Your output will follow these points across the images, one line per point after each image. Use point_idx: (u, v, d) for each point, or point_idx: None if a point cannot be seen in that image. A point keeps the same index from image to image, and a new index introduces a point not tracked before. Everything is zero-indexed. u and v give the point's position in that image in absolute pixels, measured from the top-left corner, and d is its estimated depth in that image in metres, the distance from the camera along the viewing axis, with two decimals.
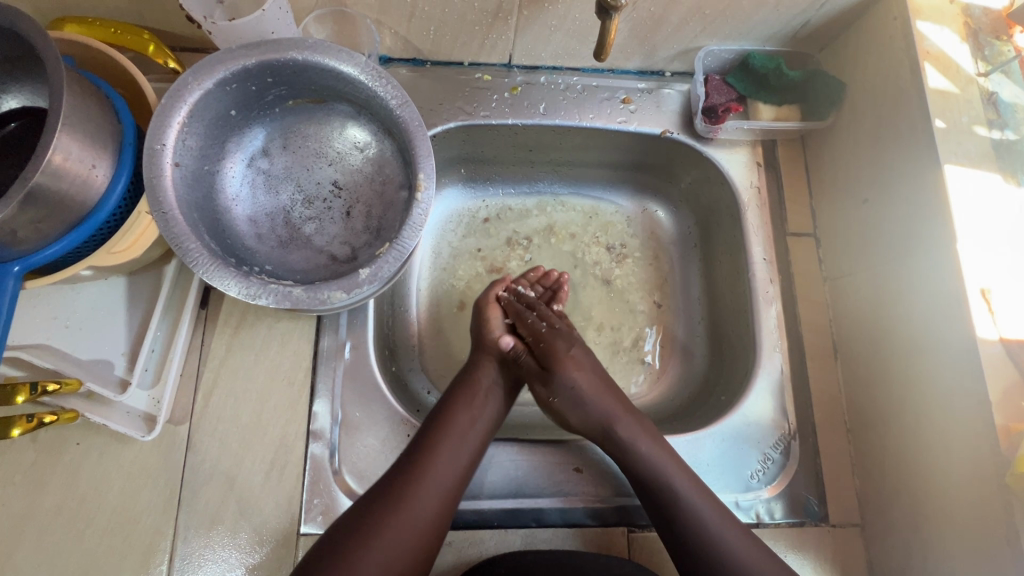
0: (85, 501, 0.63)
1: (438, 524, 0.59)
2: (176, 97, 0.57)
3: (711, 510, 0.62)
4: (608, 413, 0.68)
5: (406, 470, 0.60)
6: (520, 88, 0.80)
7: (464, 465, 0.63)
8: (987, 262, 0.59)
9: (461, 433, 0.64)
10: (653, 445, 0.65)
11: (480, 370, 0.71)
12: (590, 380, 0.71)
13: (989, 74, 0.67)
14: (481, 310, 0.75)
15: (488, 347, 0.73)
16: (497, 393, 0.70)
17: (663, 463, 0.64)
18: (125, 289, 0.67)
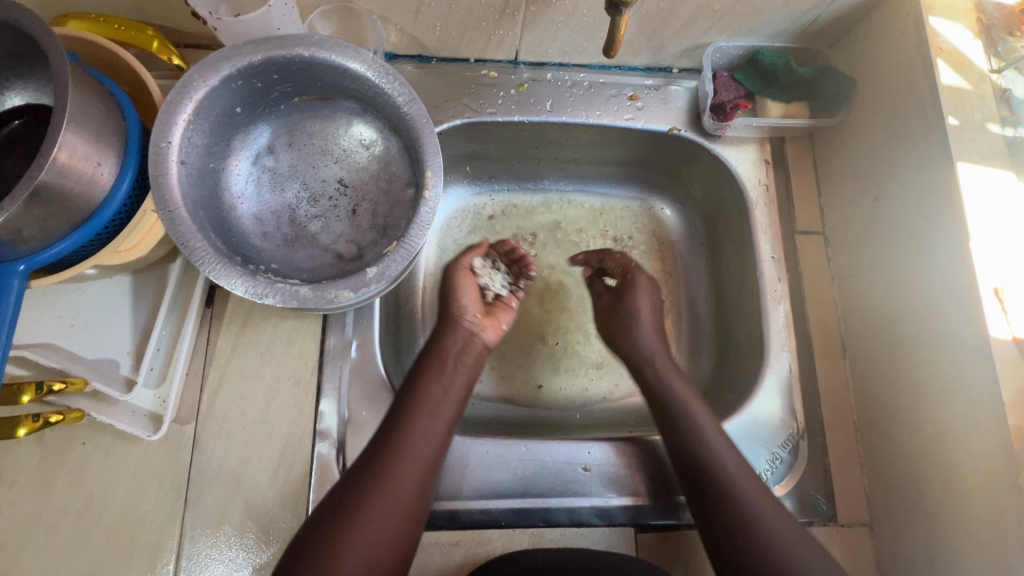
0: (91, 500, 0.62)
1: (419, 503, 0.57)
2: (181, 94, 0.56)
3: (734, 468, 0.60)
4: (656, 353, 0.72)
5: (381, 450, 0.57)
6: (526, 84, 0.79)
7: (440, 437, 0.60)
8: (999, 261, 0.58)
9: (433, 405, 0.61)
10: (688, 390, 0.68)
11: (447, 339, 0.68)
12: (650, 319, 0.74)
13: (1002, 71, 0.66)
14: (449, 276, 0.72)
15: (455, 315, 0.69)
16: (467, 361, 0.67)
17: (691, 405, 0.66)
18: (130, 288, 0.66)
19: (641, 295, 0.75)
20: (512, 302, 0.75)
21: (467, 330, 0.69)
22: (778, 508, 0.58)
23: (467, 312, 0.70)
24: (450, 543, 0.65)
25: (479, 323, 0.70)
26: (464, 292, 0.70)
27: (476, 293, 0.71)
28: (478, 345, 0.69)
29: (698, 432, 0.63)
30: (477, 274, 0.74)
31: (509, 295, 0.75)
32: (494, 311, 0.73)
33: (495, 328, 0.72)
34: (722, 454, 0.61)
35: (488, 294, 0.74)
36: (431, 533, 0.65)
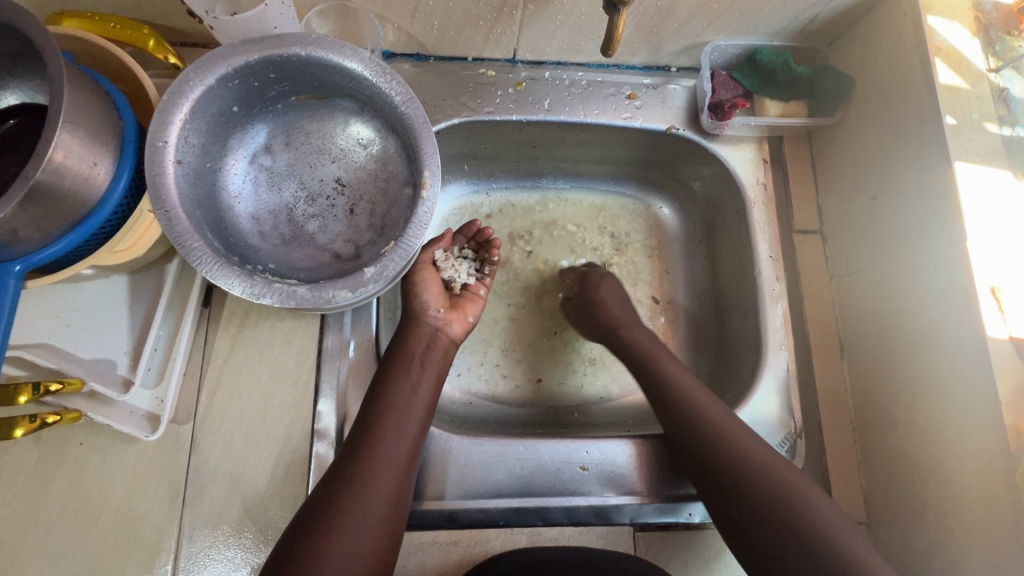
0: (88, 501, 0.62)
1: (397, 506, 0.56)
2: (177, 93, 0.56)
3: (732, 433, 0.61)
4: (622, 319, 0.77)
5: (354, 458, 0.57)
6: (524, 83, 0.79)
7: (413, 437, 0.60)
8: (997, 260, 0.58)
9: (403, 405, 0.61)
10: (656, 347, 0.73)
11: (412, 336, 0.67)
12: (616, 301, 0.79)
13: (1000, 70, 0.66)
14: (411, 274, 0.71)
15: (418, 312, 0.69)
16: (434, 357, 0.67)
17: (661, 360, 0.70)
18: (127, 288, 0.66)
19: (604, 283, 0.80)
20: (479, 290, 0.76)
21: (432, 326, 0.68)
22: (788, 466, 0.58)
23: (431, 308, 0.69)
24: (449, 542, 0.65)
25: (444, 317, 0.70)
26: (425, 288, 0.70)
27: (438, 287, 0.71)
28: (444, 340, 0.69)
29: (672, 384, 0.67)
30: (440, 267, 0.74)
31: (475, 284, 0.76)
32: (460, 304, 0.73)
33: (462, 320, 0.71)
34: (699, 398, 0.65)
35: (455, 288, 0.75)
36: (429, 533, 0.65)
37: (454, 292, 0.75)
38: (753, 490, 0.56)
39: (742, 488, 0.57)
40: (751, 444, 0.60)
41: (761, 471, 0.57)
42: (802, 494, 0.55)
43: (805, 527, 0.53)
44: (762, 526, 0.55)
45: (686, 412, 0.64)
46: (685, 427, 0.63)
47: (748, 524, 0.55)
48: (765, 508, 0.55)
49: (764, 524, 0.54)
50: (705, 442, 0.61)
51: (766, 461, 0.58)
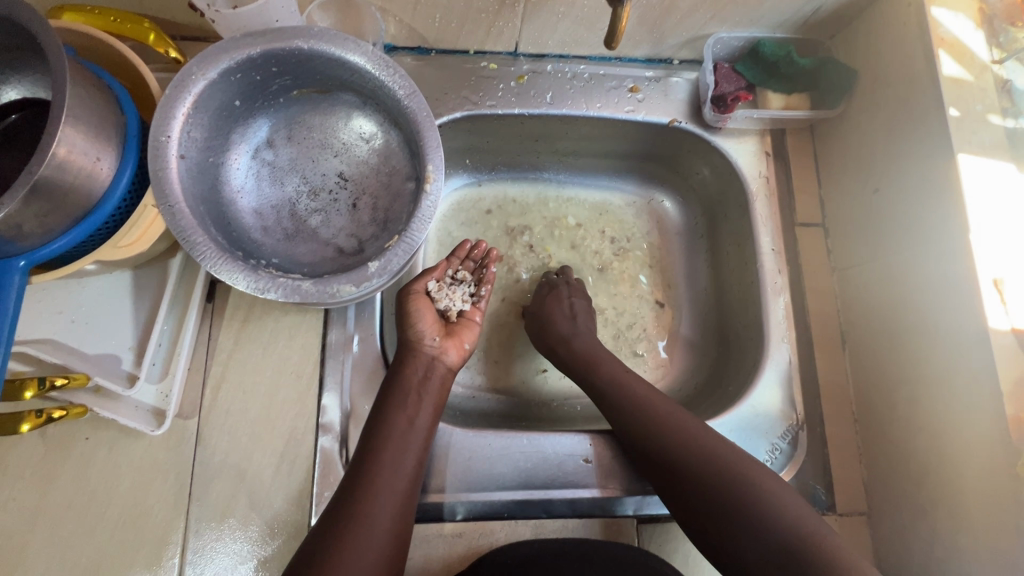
0: (95, 496, 0.62)
1: (396, 543, 0.54)
2: (180, 87, 0.56)
3: (708, 438, 0.59)
4: (567, 329, 0.75)
5: (353, 492, 0.54)
6: (526, 77, 0.79)
7: (412, 470, 0.58)
8: (999, 252, 0.59)
9: (400, 437, 0.59)
10: (601, 352, 0.73)
11: (408, 366, 0.64)
12: (564, 313, 0.77)
13: (1004, 61, 0.66)
14: (403, 304, 0.68)
15: (412, 342, 0.66)
16: (432, 387, 0.64)
17: (600, 362, 0.71)
18: (131, 283, 0.66)
19: (558, 296, 0.79)
20: (475, 316, 0.73)
21: (428, 355, 0.65)
22: (777, 480, 0.56)
23: (426, 337, 0.66)
24: (454, 534, 0.66)
25: (439, 345, 0.67)
26: (419, 319, 0.67)
27: (432, 316, 0.68)
28: (441, 368, 0.66)
29: (618, 387, 0.68)
30: (435, 296, 0.70)
31: (470, 309, 0.73)
32: (456, 331, 0.70)
33: (458, 348, 0.69)
34: (644, 397, 0.66)
35: (450, 315, 0.71)
36: (434, 525, 0.66)
37: (449, 320, 0.71)
38: (704, 480, 0.56)
39: (695, 480, 0.57)
40: (694, 432, 0.60)
41: (707, 458, 0.57)
42: (757, 479, 0.55)
43: (756, 509, 0.52)
44: (720, 510, 0.54)
45: (631, 414, 0.65)
46: (632, 429, 0.64)
47: (709, 510, 0.55)
48: (719, 492, 0.55)
49: (722, 509, 0.54)
50: (685, 453, 0.59)
51: (710, 449, 0.58)
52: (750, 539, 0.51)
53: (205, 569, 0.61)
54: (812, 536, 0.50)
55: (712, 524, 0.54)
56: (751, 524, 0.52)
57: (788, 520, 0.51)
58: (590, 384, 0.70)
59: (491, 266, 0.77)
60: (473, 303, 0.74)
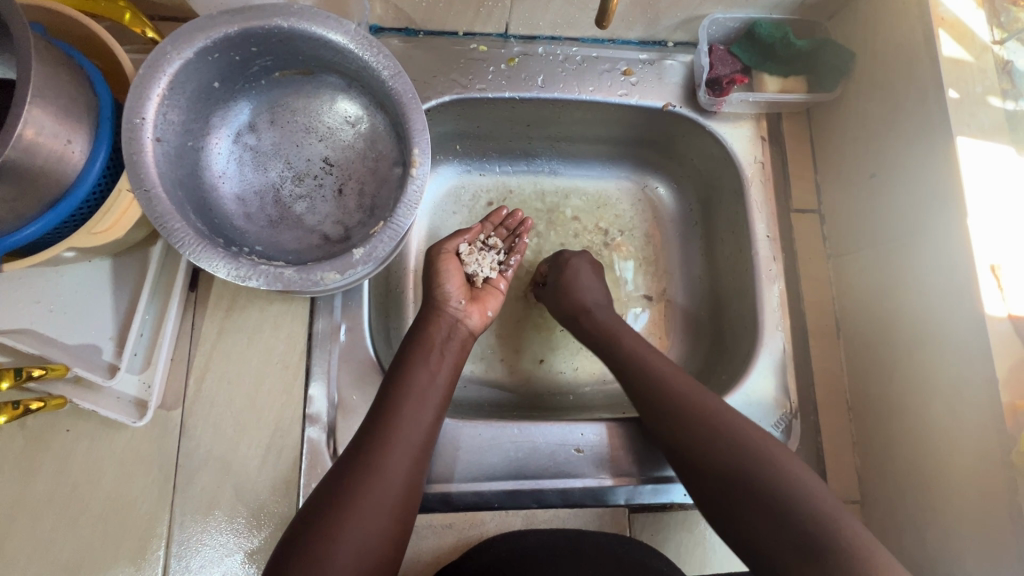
0: (77, 488, 0.61)
1: (408, 494, 0.55)
2: (154, 67, 0.54)
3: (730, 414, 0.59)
4: (586, 300, 0.74)
5: (370, 440, 0.55)
6: (517, 59, 0.76)
7: (430, 425, 0.58)
8: (997, 237, 0.57)
9: (421, 390, 0.59)
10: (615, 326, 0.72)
11: (432, 325, 0.66)
12: (585, 286, 0.76)
13: (1004, 42, 0.64)
14: (433, 263, 0.70)
15: (438, 301, 0.68)
16: (452, 347, 0.65)
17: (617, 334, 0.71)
18: (111, 272, 0.65)
19: (574, 268, 0.77)
20: (500, 284, 0.75)
21: (452, 315, 0.67)
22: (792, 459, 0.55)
23: (452, 298, 0.68)
24: (443, 525, 0.65)
25: (464, 308, 0.69)
26: (448, 278, 0.69)
27: (460, 277, 0.70)
28: (463, 331, 0.67)
29: (632, 357, 0.68)
30: (464, 260, 0.72)
31: (496, 277, 0.75)
32: (481, 297, 0.72)
33: (481, 313, 0.70)
34: (660, 368, 0.65)
35: (476, 280, 0.73)
36: (424, 516, 0.65)
37: (475, 285, 0.73)
38: (714, 453, 0.56)
39: (703, 447, 0.57)
40: (707, 403, 0.60)
41: (721, 430, 0.57)
42: (769, 453, 0.55)
43: (762, 472, 0.53)
44: (728, 480, 0.55)
45: (646, 382, 0.64)
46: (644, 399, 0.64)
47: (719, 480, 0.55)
48: (729, 465, 0.55)
49: (734, 483, 0.54)
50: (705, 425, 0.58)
51: (725, 420, 0.58)
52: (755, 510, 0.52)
53: (191, 562, 0.60)
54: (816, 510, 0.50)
55: (716, 492, 0.55)
56: (758, 502, 0.52)
57: (800, 498, 0.51)
58: (607, 352, 0.70)
59: (524, 236, 0.78)
60: (500, 271, 0.75)
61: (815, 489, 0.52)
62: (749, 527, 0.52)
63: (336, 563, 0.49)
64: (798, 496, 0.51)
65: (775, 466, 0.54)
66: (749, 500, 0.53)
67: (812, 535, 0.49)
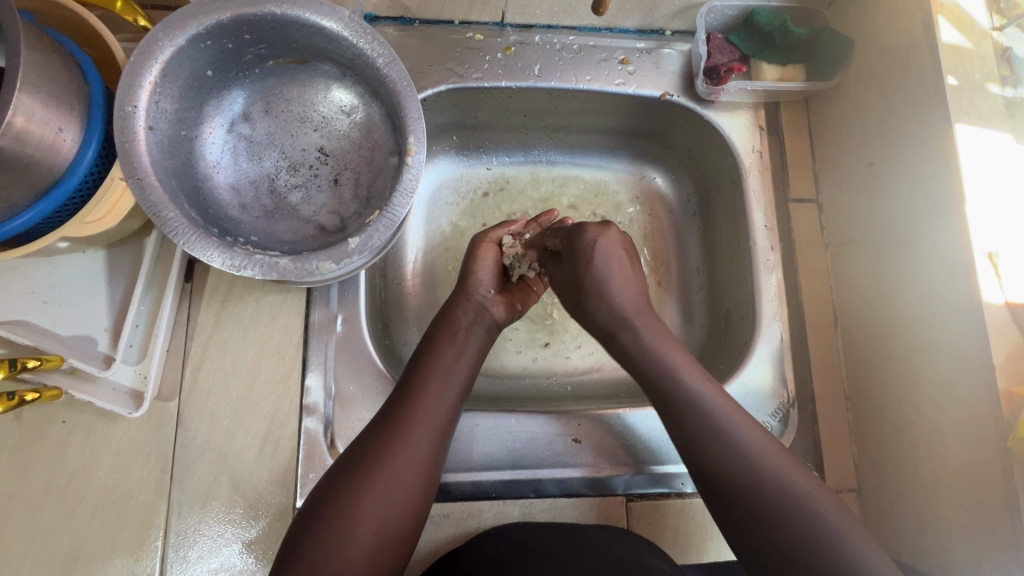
0: (74, 479, 0.61)
1: (430, 467, 0.55)
2: (146, 55, 0.53)
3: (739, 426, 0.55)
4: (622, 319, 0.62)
5: (396, 412, 0.56)
6: (513, 48, 0.76)
7: (454, 401, 0.59)
8: (994, 224, 0.57)
9: (446, 368, 0.60)
10: (669, 348, 0.60)
11: (459, 307, 0.67)
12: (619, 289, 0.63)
13: (1004, 28, 0.64)
14: (474, 249, 0.71)
15: (468, 285, 0.69)
16: (477, 331, 0.66)
17: (661, 346, 0.60)
18: (106, 262, 0.64)
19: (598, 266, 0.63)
20: (535, 286, 0.74)
21: (480, 302, 0.68)
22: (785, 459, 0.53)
23: (482, 286, 0.69)
24: (441, 515, 0.65)
25: (492, 299, 0.69)
26: (484, 267, 0.70)
27: (496, 269, 0.70)
28: (488, 318, 0.68)
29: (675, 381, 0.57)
30: (504, 251, 0.72)
31: (534, 278, 0.74)
32: (512, 291, 0.72)
33: (508, 306, 0.70)
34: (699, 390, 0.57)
35: (514, 275, 0.73)
36: None
37: (511, 279, 0.73)
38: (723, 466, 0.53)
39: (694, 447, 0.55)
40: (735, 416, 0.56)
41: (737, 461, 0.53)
42: (787, 482, 0.51)
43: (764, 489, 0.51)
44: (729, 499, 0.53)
45: (684, 409, 0.56)
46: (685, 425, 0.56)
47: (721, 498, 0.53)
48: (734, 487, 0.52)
49: (734, 506, 0.52)
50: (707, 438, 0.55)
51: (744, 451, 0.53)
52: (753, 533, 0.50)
53: (189, 552, 0.61)
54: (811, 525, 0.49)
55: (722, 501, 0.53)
56: (746, 518, 0.51)
57: (795, 522, 0.49)
58: (657, 377, 0.59)
59: None
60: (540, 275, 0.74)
61: (819, 505, 0.51)
62: (745, 543, 0.51)
63: (357, 532, 0.49)
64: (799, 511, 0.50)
65: (782, 491, 0.51)
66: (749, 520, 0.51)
67: (791, 554, 0.48)
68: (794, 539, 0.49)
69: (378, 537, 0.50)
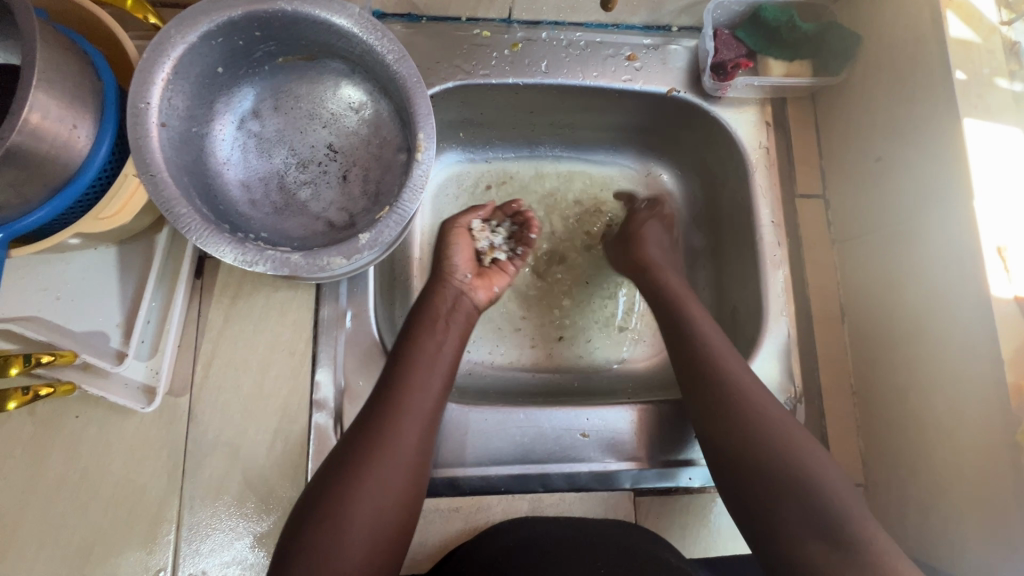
0: (87, 474, 0.62)
1: (422, 460, 0.55)
2: (158, 52, 0.54)
3: (762, 399, 0.59)
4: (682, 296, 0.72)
5: (381, 407, 0.56)
6: (520, 44, 0.76)
7: (439, 392, 0.59)
8: (1002, 219, 0.57)
9: (428, 359, 0.60)
10: (694, 310, 0.68)
11: (438, 295, 0.66)
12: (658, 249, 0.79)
13: (1012, 23, 0.64)
14: (444, 236, 0.72)
15: (444, 272, 0.69)
16: (457, 318, 0.66)
17: (686, 305, 0.70)
18: (117, 259, 0.65)
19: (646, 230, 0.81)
20: (508, 268, 0.73)
21: (456, 287, 0.68)
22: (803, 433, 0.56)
23: (458, 271, 0.69)
24: (451, 509, 0.65)
25: (469, 283, 0.69)
26: (455, 251, 0.70)
27: (469, 253, 0.71)
28: (468, 303, 0.68)
29: (701, 341, 0.64)
30: (475, 236, 0.73)
31: (505, 260, 0.74)
32: (487, 274, 0.72)
33: (486, 289, 0.70)
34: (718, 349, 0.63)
35: (485, 258, 0.73)
36: (431, 501, 0.65)
37: (483, 263, 0.73)
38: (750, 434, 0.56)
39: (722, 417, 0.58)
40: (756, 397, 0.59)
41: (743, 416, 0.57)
42: (792, 436, 0.56)
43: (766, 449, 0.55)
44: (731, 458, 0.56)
45: (705, 368, 0.62)
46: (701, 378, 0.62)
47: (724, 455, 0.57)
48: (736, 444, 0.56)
49: (746, 465, 0.55)
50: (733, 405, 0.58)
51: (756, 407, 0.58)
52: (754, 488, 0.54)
53: (201, 546, 0.61)
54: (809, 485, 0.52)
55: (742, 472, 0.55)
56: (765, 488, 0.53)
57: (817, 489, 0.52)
58: (682, 333, 0.66)
59: (532, 231, 0.75)
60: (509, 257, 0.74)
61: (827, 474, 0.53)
62: (745, 502, 0.55)
63: (354, 530, 0.49)
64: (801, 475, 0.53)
65: (791, 456, 0.54)
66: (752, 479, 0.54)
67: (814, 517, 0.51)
68: (813, 506, 0.51)
69: (374, 534, 0.50)
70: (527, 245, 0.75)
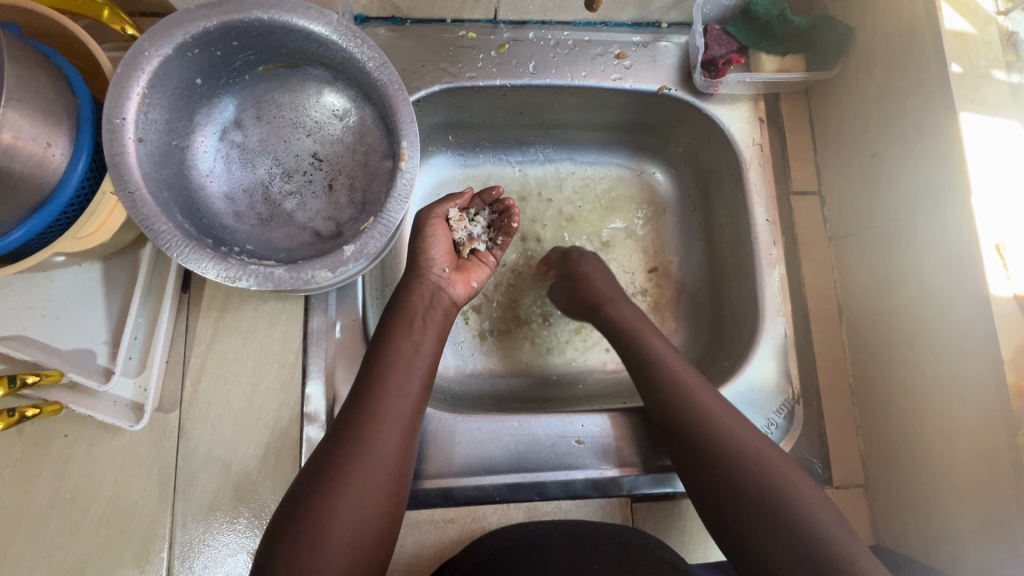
0: (77, 493, 0.61)
1: (402, 468, 0.54)
2: (132, 66, 0.53)
3: (731, 420, 0.58)
4: (638, 327, 0.69)
5: (358, 416, 0.54)
6: (507, 45, 0.75)
7: (417, 396, 0.57)
8: (1002, 215, 0.56)
9: (405, 362, 0.58)
10: (659, 346, 0.66)
11: (415, 293, 0.64)
12: (599, 274, 0.76)
13: (1009, 13, 0.62)
14: (421, 229, 0.68)
15: (420, 267, 0.65)
16: (435, 316, 0.64)
17: (647, 340, 0.67)
18: (102, 275, 0.64)
19: (582, 262, 0.76)
20: (486, 259, 0.72)
21: (434, 283, 0.65)
22: (789, 466, 0.56)
23: (434, 265, 0.66)
24: (445, 520, 0.65)
25: (447, 278, 0.67)
26: (433, 244, 0.67)
27: (446, 245, 0.68)
28: (446, 300, 0.66)
29: (663, 371, 0.63)
30: (452, 227, 0.70)
31: (483, 252, 0.72)
32: (466, 267, 0.70)
33: (465, 284, 0.68)
34: (683, 377, 0.62)
35: (463, 249, 0.71)
36: (426, 511, 0.65)
37: (462, 254, 0.71)
38: (731, 468, 0.55)
39: (706, 450, 0.56)
40: (731, 427, 0.57)
41: (724, 442, 0.56)
42: (772, 471, 0.55)
43: (740, 470, 0.55)
44: (707, 487, 0.56)
45: (676, 402, 0.60)
46: (673, 410, 0.60)
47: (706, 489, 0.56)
48: (715, 471, 0.56)
49: (738, 501, 0.54)
50: (708, 442, 0.57)
51: (729, 428, 0.57)
52: (748, 515, 0.53)
53: (194, 563, 0.61)
54: (785, 505, 0.52)
55: (727, 510, 0.54)
56: (760, 522, 0.52)
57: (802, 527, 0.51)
58: (644, 369, 0.64)
59: (512, 223, 0.73)
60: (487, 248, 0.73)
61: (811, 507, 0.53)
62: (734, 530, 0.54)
63: (329, 542, 0.48)
64: (783, 501, 0.53)
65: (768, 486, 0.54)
66: (736, 507, 0.54)
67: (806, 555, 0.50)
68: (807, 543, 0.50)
69: (352, 547, 0.49)
70: (507, 234, 0.73)
